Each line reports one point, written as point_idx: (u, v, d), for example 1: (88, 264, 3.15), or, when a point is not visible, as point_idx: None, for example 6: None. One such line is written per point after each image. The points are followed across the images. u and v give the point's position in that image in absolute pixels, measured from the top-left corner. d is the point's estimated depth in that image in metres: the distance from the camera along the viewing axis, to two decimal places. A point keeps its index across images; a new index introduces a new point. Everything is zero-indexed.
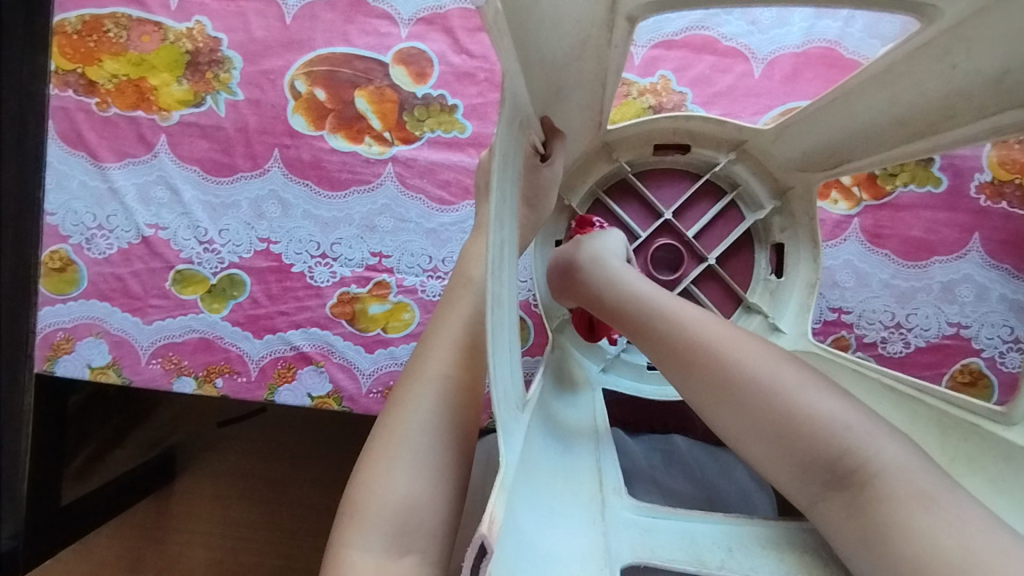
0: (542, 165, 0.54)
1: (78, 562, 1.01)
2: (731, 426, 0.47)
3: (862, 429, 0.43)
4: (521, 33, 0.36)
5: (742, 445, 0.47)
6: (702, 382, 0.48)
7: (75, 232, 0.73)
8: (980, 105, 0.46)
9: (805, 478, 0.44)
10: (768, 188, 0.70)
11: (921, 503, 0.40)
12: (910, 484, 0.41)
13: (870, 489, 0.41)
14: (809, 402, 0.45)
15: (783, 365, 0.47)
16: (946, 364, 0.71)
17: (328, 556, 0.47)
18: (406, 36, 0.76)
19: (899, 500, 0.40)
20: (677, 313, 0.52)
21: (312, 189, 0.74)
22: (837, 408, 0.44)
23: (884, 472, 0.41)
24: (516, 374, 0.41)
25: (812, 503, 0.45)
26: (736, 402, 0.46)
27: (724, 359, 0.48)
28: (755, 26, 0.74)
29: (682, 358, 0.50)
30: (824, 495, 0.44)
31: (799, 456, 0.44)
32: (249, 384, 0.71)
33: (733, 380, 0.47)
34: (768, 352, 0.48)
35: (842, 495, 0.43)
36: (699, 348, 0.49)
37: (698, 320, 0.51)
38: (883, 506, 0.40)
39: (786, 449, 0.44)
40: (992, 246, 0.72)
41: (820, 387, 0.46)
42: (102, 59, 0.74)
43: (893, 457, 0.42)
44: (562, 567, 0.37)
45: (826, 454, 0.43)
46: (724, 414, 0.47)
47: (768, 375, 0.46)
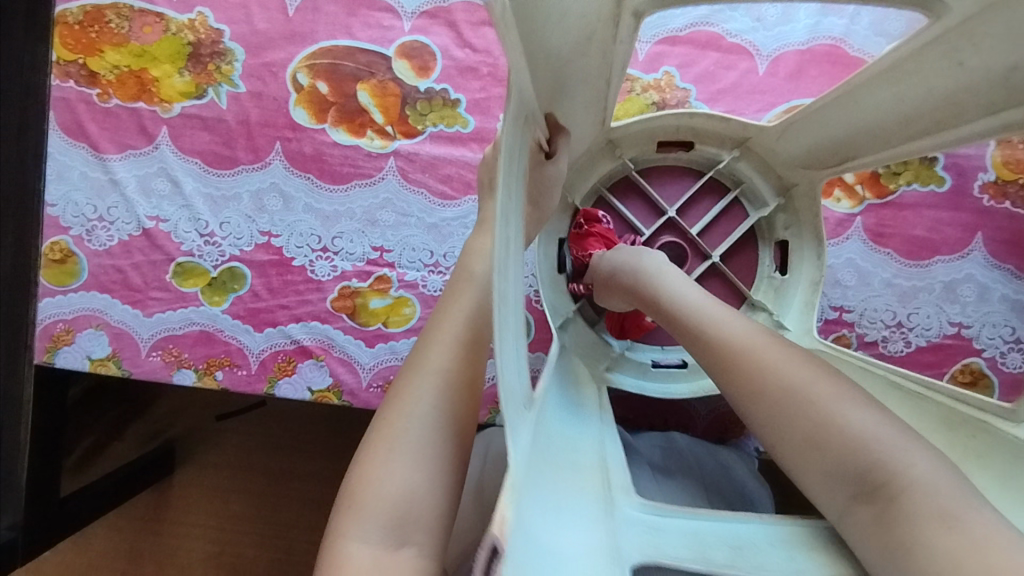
0: (547, 162, 0.54)
1: (77, 553, 1.01)
2: (766, 435, 0.47)
3: (891, 441, 0.42)
4: (526, 27, 0.36)
5: (778, 455, 0.47)
6: (738, 389, 0.48)
7: (76, 223, 0.73)
8: (986, 102, 0.45)
9: (833, 488, 0.44)
10: (771, 186, 0.70)
11: (944, 518, 0.38)
12: (937, 500, 0.39)
13: (896, 501, 0.40)
14: (843, 413, 0.44)
15: (820, 376, 0.46)
16: (947, 364, 0.71)
17: (325, 545, 0.47)
18: (409, 30, 0.75)
19: (923, 516, 0.39)
20: (717, 319, 0.52)
21: (313, 182, 0.74)
22: (870, 420, 0.43)
23: (910, 485, 0.40)
24: (523, 371, 0.41)
25: (840, 515, 0.44)
26: (771, 411, 0.46)
27: (761, 367, 0.47)
28: (760, 22, 0.73)
29: (720, 364, 0.49)
30: (851, 506, 0.43)
31: (829, 468, 0.43)
32: (249, 377, 0.71)
33: (766, 387, 0.46)
34: (808, 362, 0.47)
35: (870, 507, 0.42)
36: (733, 355, 0.49)
37: (739, 328, 0.51)
38: (907, 519, 0.39)
39: (816, 460, 0.44)
40: (995, 246, 0.72)
41: (854, 397, 0.45)
42: (104, 49, 0.74)
43: (922, 471, 0.41)
44: (577, 567, 0.37)
45: (855, 465, 0.42)
46: (760, 422, 0.47)
47: (804, 384, 0.45)
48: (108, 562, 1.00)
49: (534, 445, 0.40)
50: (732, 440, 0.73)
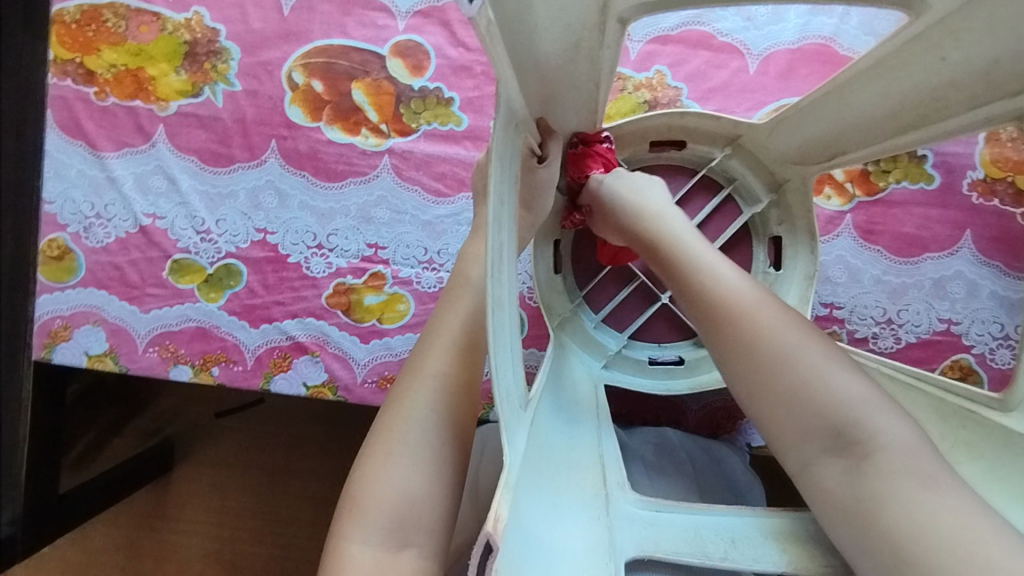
0: (539, 166, 0.55)
1: (76, 550, 1.02)
2: (744, 382, 0.47)
3: (873, 408, 0.44)
4: (513, 37, 0.37)
5: (749, 399, 0.47)
6: (727, 338, 0.49)
7: (74, 221, 0.73)
8: (970, 95, 0.46)
9: (804, 440, 0.45)
10: (763, 182, 0.70)
11: (920, 481, 0.40)
12: (912, 463, 0.41)
13: (871, 462, 0.42)
14: (830, 375, 0.45)
15: (812, 337, 0.47)
16: (936, 360, 0.71)
17: (328, 548, 0.48)
18: (403, 29, 0.76)
19: (899, 475, 0.41)
20: (717, 272, 0.52)
21: (309, 180, 0.75)
22: (856, 385, 0.45)
23: (887, 449, 0.42)
24: (519, 374, 0.42)
25: (804, 468, 0.45)
26: (756, 359, 0.47)
27: (755, 323, 0.48)
28: (751, 22, 0.74)
29: (714, 312, 0.50)
30: (820, 459, 0.44)
31: (804, 420, 0.45)
32: (245, 373, 0.72)
33: (759, 343, 0.47)
34: (802, 323, 0.49)
35: (840, 462, 0.43)
36: (730, 311, 0.49)
37: (739, 282, 0.51)
38: (882, 481, 0.41)
39: (794, 412, 0.45)
40: (984, 243, 0.72)
41: (843, 363, 0.46)
42: (101, 48, 0.75)
43: (899, 438, 0.43)
44: (571, 561, 0.38)
45: (833, 423, 0.44)
46: (741, 367, 0.48)
47: (797, 343, 0.47)
48: (108, 558, 1.01)
49: (531, 439, 0.41)
50: (724, 436, 0.73)
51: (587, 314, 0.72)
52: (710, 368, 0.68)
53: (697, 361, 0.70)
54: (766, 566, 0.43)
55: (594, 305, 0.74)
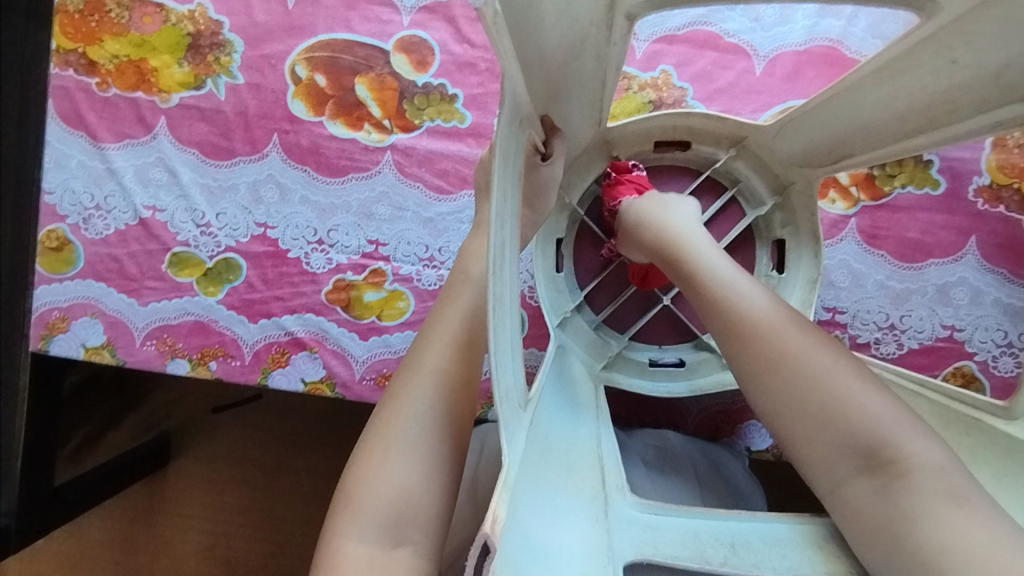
0: (543, 165, 0.54)
1: (71, 543, 1.02)
2: (773, 404, 0.47)
3: (904, 427, 0.43)
4: (519, 31, 0.36)
5: (780, 423, 0.47)
6: (754, 359, 0.48)
7: (73, 212, 0.73)
8: (979, 99, 0.46)
9: (835, 460, 0.44)
10: (767, 184, 0.70)
11: (954, 499, 0.40)
12: (941, 480, 0.41)
13: (903, 481, 0.41)
14: (861, 395, 0.45)
15: (842, 358, 0.47)
16: (938, 367, 0.71)
17: (322, 545, 0.47)
18: (408, 24, 0.75)
19: (930, 493, 0.40)
20: (744, 293, 0.52)
21: (310, 174, 0.74)
22: (885, 404, 0.44)
23: (919, 468, 0.42)
24: (518, 372, 0.41)
25: (835, 488, 0.45)
26: (784, 380, 0.47)
27: (781, 343, 0.48)
28: (758, 23, 0.73)
29: (742, 333, 0.50)
30: (851, 479, 0.44)
31: (836, 440, 0.44)
32: (242, 368, 0.71)
33: (786, 365, 0.47)
34: (831, 344, 0.48)
35: (872, 482, 0.43)
36: (756, 332, 0.49)
37: (768, 303, 0.51)
38: (913, 498, 0.40)
39: (826, 433, 0.44)
40: (988, 249, 0.72)
41: (870, 381, 0.46)
42: (103, 39, 0.74)
43: (931, 457, 0.42)
44: (569, 563, 0.37)
45: (865, 443, 0.43)
46: (771, 389, 0.47)
47: (825, 363, 0.46)
48: (104, 552, 1.01)
49: (531, 439, 0.41)
50: (723, 439, 0.73)
51: (587, 314, 0.72)
52: (710, 371, 0.68)
53: (698, 363, 0.69)
54: (767, 572, 0.42)
55: (595, 306, 0.73)
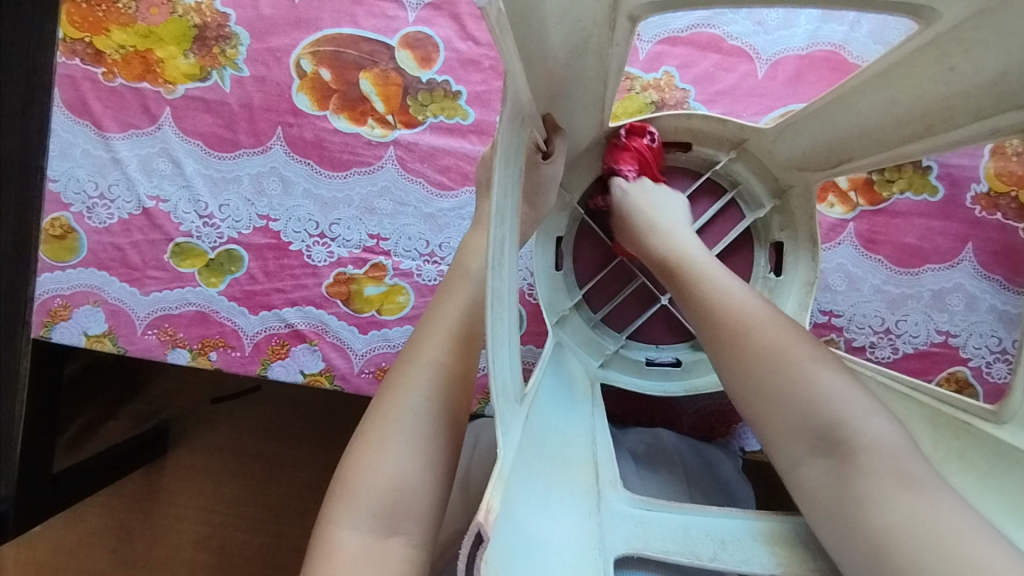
0: (544, 162, 0.55)
1: (68, 529, 1.02)
2: (737, 382, 0.49)
3: (860, 410, 0.44)
4: (522, 30, 0.37)
5: (743, 402, 0.48)
6: (720, 341, 0.51)
7: (77, 200, 0.74)
8: (976, 107, 0.46)
9: (792, 441, 0.45)
10: (766, 188, 0.70)
11: (901, 481, 0.41)
12: (896, 465, 0.42)
13: (853, 461, 0.43)
14: (818, 378, 0.46)
15: (804, 344, 0.48)
16: (932, 372, 0.72)
17: (317, 532, 0.48)
18: (413, 20, 0.76)
19: (881, 475, 0.41)
20: (722, 286, 0.54)
21: (313, 168, 0.75)
22: (846, 387, 0.45)
23: (872, 449, 0.42)
24: (516, 368, 0.42)
25: (791, 469, 0.46)
26: (748, 359, 0.48)
27: (749, 326, 0.50)
28: (761, 26, 0.74)
29: (714, 319, 0.52)
30: (806, 460, 0.45)
31: (791, 418, 0.45)
32: (242, 359, 0.72)
33: (751, 345, 0.49)
34: (794, 329, 0.50)
35: (827, 462, 0.44)
36: (728, 317, 0.51)
37: (745, 296, 0.53)
38: (865, 479, 0.41)
39: (781, 414, 0.46)
40: (985, 256, 0.72)
41: (834, 366, 0.47)
42: (110, 29, 0.75)
43: (885, 439, 0.43)
44: (560, 555, 0.38)
45: (819, 425, 0.44)
46: (736, 372, 0.49)
47: (788, 346, 0.48)
48: (100, 539, 1.02)
49: (525, 433, 0.41)
50: (717, 439, 0.73)
51: (585, 312, 0.72)
52: (706, 371, 0.68)
53: (695, 363, 0.70)
54: (754, 568, 0.43)
55: (593, 303, 0.74)
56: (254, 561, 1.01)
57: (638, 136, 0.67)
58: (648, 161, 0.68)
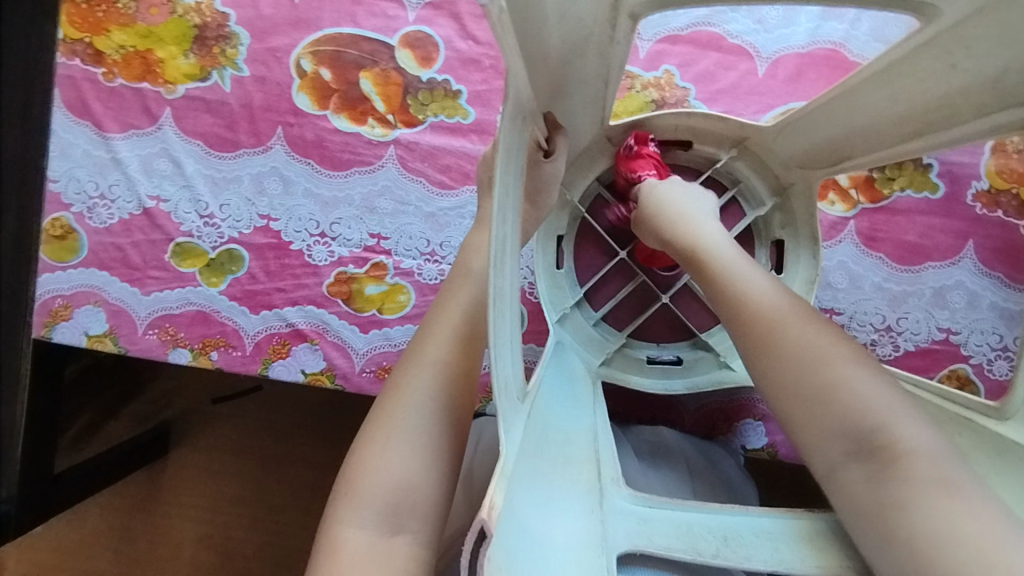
0: (545, 160, 0.55)
1: (70, 530, 1.02)
2: (773, 385, 0.48)
3: (898, 413, 0.43)
4: (523, 28, 0.37)
5: (779, 405, 0.47)
6: (755, 342, 0.49)
7: (77, 201, 0.74)
8: (978, 104, 0.46)
9: (830, 445, 0.44)
10: (767, 186, 0.70)
11: (942, 486, 0.40)
12: (935, 468, 0.41)
13: (893, 466, 0.42)
14: (859, 382, 0.45)
15: (843, 347, 0.47)
16: (934, 369, 0.72)
17: (322, 530, 0.48)
18: (413, 20, 0.76)
19: (921, 479, 0.40)
20: (756, 285, 0.52)
21: (313, 167, 0.75)
22: (884, 390, 0.45)
23: (913, 454, 0.42)
24: (517, 366, 0.42)
25: (829, 473, 0.45)
26: (784, 362, 0.47)
27: (784, 327, 0.49)
28: (761, 24, 0.74)
29: (750, 320, 0.50)
30: (844, 465, 0.44)
31: (831, 423, 0.44)
32: (243, 359, 0.72)
33: (788, 346, 0.47)
34: (833, 332, 0.48)
35: (865, 467, 0.43)
36: (763, 317, 0.49)
37: (775, 294, 0.51)
38: (904, 484, 0.41)
39: (822, 418, 0.45)
40: (986, 253, 0.72)
41: (870, 368, 0.46)
42: (110, 29, 0.75)
43: (925, 444, 0.42)
44: (562, 553, 0.38)
45: (860, 428, 0.43)
46: (773, 375, 0.48)
47: (825, 347, 0.47)
48: (101, 540, 1.02)
49: (527, 432, 0.41)
50: (719, 437, 0.73)
51: (587, 311, 0.72)
52: (707, 369, 0.68)
53: (697, 360, 0.70)
54: (757, 564, 0.43)
55: (594, 302, 0.74)
56: (255, 561, 1.01)
57: (644, 144, 0.68)
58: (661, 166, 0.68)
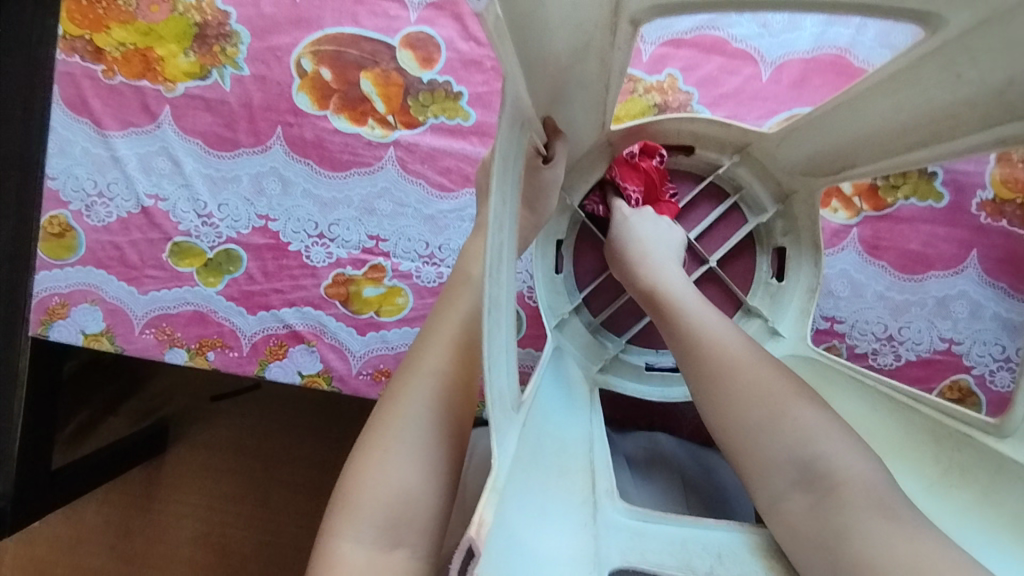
0: (544, 166, 0.54)
1: (66, 526, 1.02)
2: (720, 416, 0.48)
3: (838, 443, 0.44)
4: (523, 35, 0.36)
5: (725, 437, 0.48)
6: (702, 373, 0.50)
7: (76, 198, 0.73)
8: (982, 115, 0.45)
9: (775, 475, 0.45)
10: (770, 192, 0.69)
11: (883, 512, 0.41)
12: (876, 496, 0.42)
13: (836, 495, 0.42)
14: (800, 411, 0.46)
15: (783, 376, 0.48)
16: (935, 379, 0.71)
17: (319, 545, 0.47)
18: (415, 20, 0.75)
19: (864, 509, 0.41)
20: (705, 314, 0.53)
21: (313, 168, 0.74)
22: (825, 422, 0.45)
23: (852, 482, 0.43)
24: (512, 374, 0.41)
25: (772, 503, 0.45)
26: (730, 394, 0.48)
27: (730, 359, 0.49)
28: (766, 29, 0.73)
29: (697, 352, 0.51)
30: (788, 494, 0.44)
31: (775, 455, 0.45)
32: (240, 359, 0.72)
33: (733, 378, 0.48)
34: (773, 363, 0.49)
35: (808, 496, 0.43)
36: (711, 349, 0.50)
37: (722, 326, 0.52)
38: (847, 513, 0.41)
39: (766, 450, 0.45)
40: (989, 264, 0.72)
41: (811, 399, 0.47)
42: (110, 26, 0.74)
43: (863, 471, 0.43)
44: (551, 569, 0.37)
45: (801, 460, 0.44)
46: (718, 406, 0.48)
47: (770, 379, 0.47)
48: (98, 536, 1.02)
49: (522, 442, 0.41)
50: (718, 444, 0.73)
51: (586, 316, 0.71)
52: None
53: None
54: None
55: (593, 308, 0.73)
56: (251, 560, 1.01)
57: (649, 156, 0.68)
58: (655, 182, 0.68)
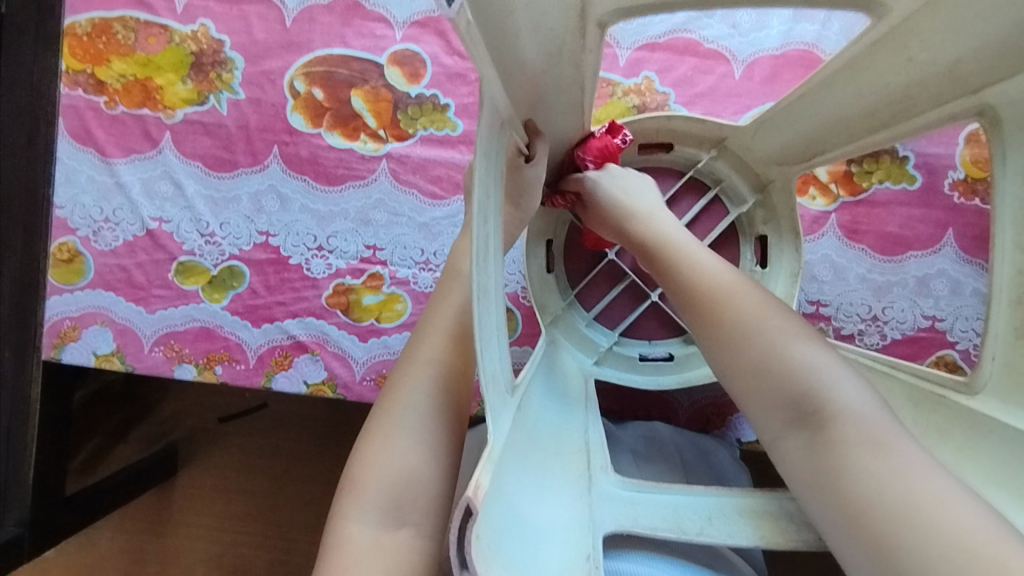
0: (526, 165, 0.57)
1: (81, 554, 1.04)
2: (718, 360, 0.49)
3: (832, 378, 0.45)
4: (497, 41, 0.39)
5: (725, 378, 0.49)
6: (701, 321, 0.51)
7: (83, 225, 0.76)
8: (935, 94, 0.49)
9: (771, 413, 0.46)
10: (749, 182, 0.72)
11: (874, 447, 0.41)
12: (867, 430, 0.42)
13: (829, 432, 0.43)
14: (791, 348, 0.46)
15: (777, 316, 0.49)
16: (921, 356, 0.73)
17: (328, 527, 0.49)
18: (401, 38, 0.79)
19: (853, 442, 0.42)
20: (698, 260, 0.54)
21: (309, 184, 0.77)
22: (822, 358, 0.46)
23: (844, 417, 0.43)
24: (505, 360, 0.44)
25: (773, 441, 0.46)
26: (726, 338, 0.49)
27: (724, 303, 0.50)
28: (735, 29, 0.76)
29: (693, 302, 0.52)
30: (786, 433, 0.45)
31: (770, 394, 0.46)
32: (247, 372, 0.74)
33: (726, 325, 0.49)
34: (768, 303, 0.50)
35: (805, 433, 0.44)
36: (710, 298, 0.51)
37: (717, 273, 0.53)
38: (839, 448, 0.42)
39: (761, 388, 0.46)
40: (966, 242, 0.74)
41: (810, 339, 0.47)
42: (110, 59, 0.77)
43: (857, 406, 0.43)
44: (546, 533, 0.40)
45: (794, 396, 0.45)
46: (717, 351, 0.49)
47: (763, 320, 0.48)
48: (113, 563, 1.04)
49: (517, 423, 0.43)
50: (714, 431, 0.75)
51: (579, 311, 0.74)
52: (699, 364, 0.70)
53: (686, 357, 0.71)
54: (741, 541, 0.45)
55: (586, 303, 0.76)
56: None
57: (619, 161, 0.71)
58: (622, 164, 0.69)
